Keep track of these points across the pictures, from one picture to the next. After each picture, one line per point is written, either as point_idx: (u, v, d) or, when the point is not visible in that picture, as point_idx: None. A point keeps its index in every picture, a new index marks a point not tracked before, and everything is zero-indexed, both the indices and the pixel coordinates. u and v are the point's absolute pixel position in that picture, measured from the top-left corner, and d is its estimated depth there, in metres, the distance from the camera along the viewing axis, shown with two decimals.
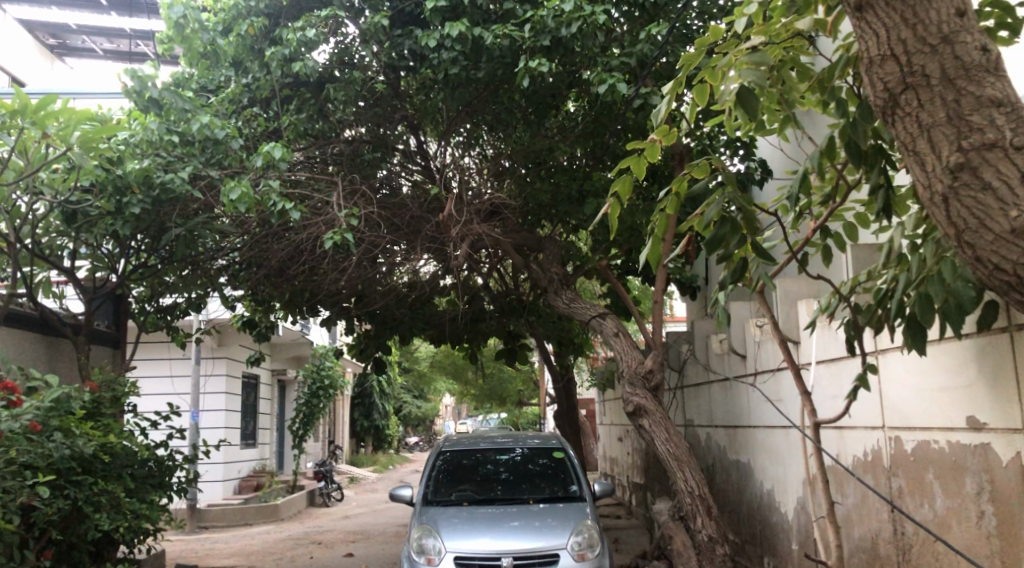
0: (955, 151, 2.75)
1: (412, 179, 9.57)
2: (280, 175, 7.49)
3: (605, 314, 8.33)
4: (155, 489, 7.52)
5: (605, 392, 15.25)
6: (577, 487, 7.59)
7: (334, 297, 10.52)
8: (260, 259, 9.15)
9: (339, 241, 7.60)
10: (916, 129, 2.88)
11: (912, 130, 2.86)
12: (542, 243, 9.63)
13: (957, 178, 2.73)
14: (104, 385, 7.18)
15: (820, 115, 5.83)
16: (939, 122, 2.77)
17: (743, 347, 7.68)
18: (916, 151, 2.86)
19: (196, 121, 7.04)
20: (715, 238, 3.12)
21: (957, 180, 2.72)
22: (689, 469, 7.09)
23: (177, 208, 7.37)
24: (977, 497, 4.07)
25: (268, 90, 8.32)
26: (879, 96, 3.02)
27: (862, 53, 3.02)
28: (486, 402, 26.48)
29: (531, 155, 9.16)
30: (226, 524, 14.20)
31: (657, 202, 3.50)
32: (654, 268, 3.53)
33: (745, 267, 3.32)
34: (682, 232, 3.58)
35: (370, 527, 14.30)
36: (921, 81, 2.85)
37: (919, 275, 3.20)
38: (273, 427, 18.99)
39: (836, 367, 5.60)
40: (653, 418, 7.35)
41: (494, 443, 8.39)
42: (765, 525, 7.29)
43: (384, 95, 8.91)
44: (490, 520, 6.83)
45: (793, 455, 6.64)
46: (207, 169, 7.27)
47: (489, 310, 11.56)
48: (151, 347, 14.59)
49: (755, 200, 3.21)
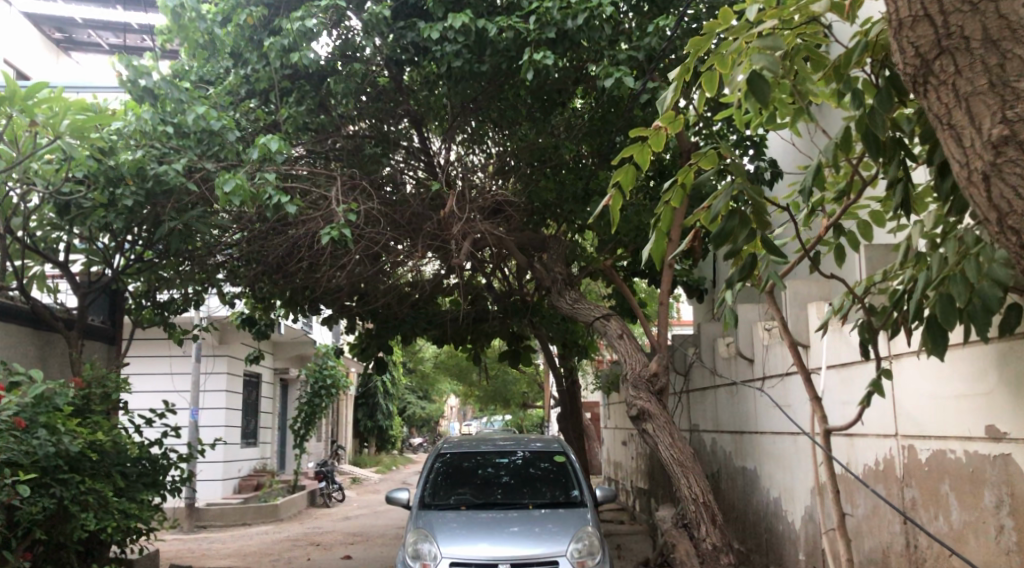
0: (999, 124, 2.27)
1: (416, 176, 9.39)
2: (277, 168, 7.33)
3: (609, 315, 8.13)
4: (147, 488, 7.35)
5: (609, 395, 15.05)
6: (578, 492, 7.39)
7: (335, 295, 10.35)
8: (259, 255, 8.98)
9: (336, 237, 7.43)
10: (952, 101, 2.41)
11: (949, 100, 2.39)
12: (546, 243, 9.46)
13: (1000, 155, 2.24)
14: (95, 381, 7.03)
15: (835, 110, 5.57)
16: (982, 92, 2.30)
17: (750, 350, 7.46)
18: (953, 127, 2.39)
19: (192, 112, 6.89)
20: (721, 233, 2.91)
21: (999, 157, 2.24)
22: (693, 476, 6.88)
23: (172, 202, 7.21)
24: (996, 511, 3.85)
25: (268, 82, 8.15)
26: (910, 66, 2.56)
27: (890, 16, 2.58)
28: (490, 404, 26.31)
29: (535, 152, 9.00)
30: (225, 524, 14.06)
31: (662, 193, 3.30)
32: (657, 266, 3.33)
33: (753, 265, 3.12)
34: (688, 226, 3.39)
35: (370, 528, 14.13)
36: (959, 44, 2.39)
37: (939, 274, 2.98)
38: (275, 426, 18.85)
39: (848, 372, 5.39)
40: (657, 422, 7.14)
41: (495, 446, 8.20)
42: (772, 533, 7.07)
43: (387, 90, 8.82)
44: (488, 525, 6.64)
45: (801, 463, 6.42)
46: (201, 161, 7.11)
47: (493, 310, 11.38)
48: (150, 344, 14.42)
49: (765, 193, 3.01)
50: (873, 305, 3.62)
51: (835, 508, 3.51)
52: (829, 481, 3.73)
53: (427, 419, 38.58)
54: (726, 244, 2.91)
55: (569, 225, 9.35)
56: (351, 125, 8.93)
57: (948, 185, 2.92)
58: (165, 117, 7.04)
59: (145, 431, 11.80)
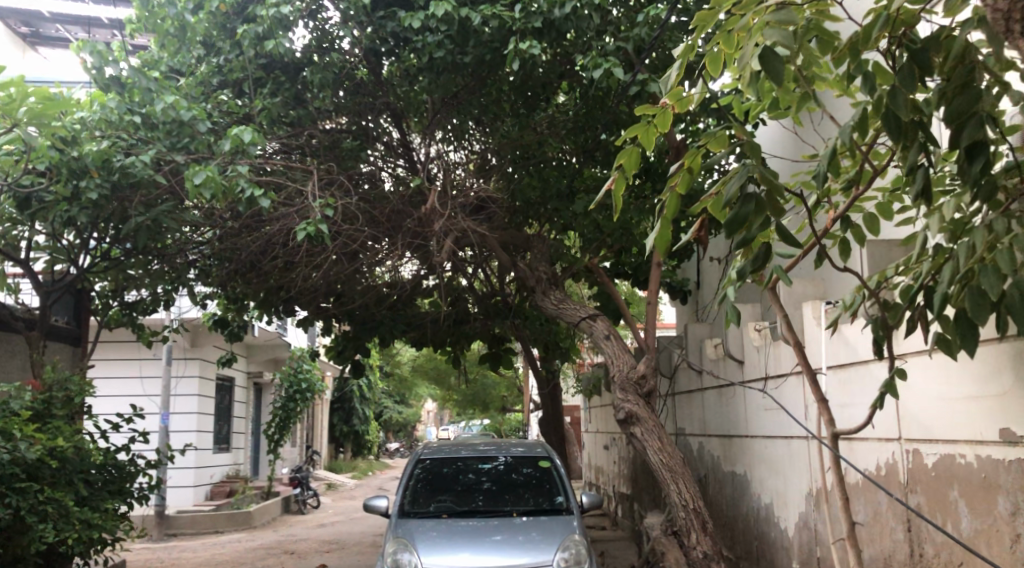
0: None
1: (395, 173, 9.10)
2: (250, 161, 7.01)
3: (595, 315, 7.88)
4: (111, 496, 6.96)
5: (591, 398, 14.82)
6: (563, 498, 7.14)
7: (311, 295, 10.02)
8: (233, 252, 8.65)
9: (312, 232, 7.10)
10: None
11: None
12: (529, 242, 9.21)
13: None
14: (56, 384, 6.66)
15: (845, 98, 5.35)
16: None
17: (740, 352, 7.27)
18: None
19: (160, 101, 6.55)
20: (733, 218, 2.68)
21: None
22: (683, 481, 6.66)
23: (139, 195, 6.84)
24: (1012, 519, 3.66)
25: (242, 72, 7.91)
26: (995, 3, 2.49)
27: None
28: (469, 408, 25.99)
29: (518, 149, 8.74)
30: (196, 532, 13.64)
31: (666, 179, 3.07)
32: (662, 257, 3.10)
33: (768, 255, 2.89)
34: (693, 214, 3.15)
35: (346, 536, 13.76)
36: None
37: (967, 264, 2.77)
38: (248, 431, 18.40)
39: (849, 373, 5.21)
40: (645, 426, 6.92)
41: (476, 451, 7.91)
42: (762, 541, 6.87)
43: (366, 83, 8.58)
44: (471, 533, 6.36)
45: (795, 467, 6.22)
46: (170, 154, 6.75)
47: (473, 312, 11.08)
48: (117, 347, 13.97)
49: (781, 177, 2.77)
50: (889, 300, 3.42)
51: (846, 518, 3.28)
52: (836, 487, 3.51)
53: (404, 424, 38.16)
54: (739, 232, 2.68)
55: (552, 224, 9.02)
56: (328, 123, 8.60)
57: (979, 168, 2.70)
58: (133, 106, 6.72)
59: (111, 437, 11.38)
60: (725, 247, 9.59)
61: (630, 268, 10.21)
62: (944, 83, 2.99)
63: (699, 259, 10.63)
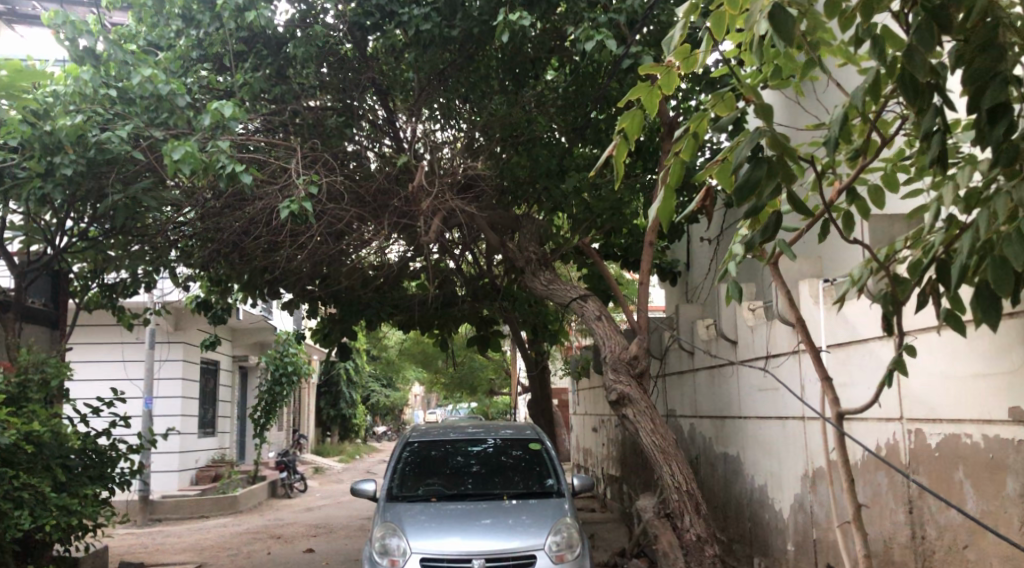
0: None
1: (381, 152, 8.87)
2: (232, 137, 6.78)
3: (586, 296, 7.71)
4: (92, 482, 6.78)
5: (579, 380, 14.75)
6: (554, 481, 7.03)
7: (295, 277, 9.83)
8: (215, 233, 8.45)
9: (297, 211, 6.89)
10: None
11: None
12: (519, 222, 9.01)
13: None
14: (32, 367, 6.46)
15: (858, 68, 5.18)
16: None
17: (733, 332, 7.18)
18: None
19: (137, 73, 6.26)
20: (744, 183, 2.53)
21: None
22: (677, 464, 6.56)
23: (115, 172, 6.57)
24: (1020, 500, 3.59)
25: (221, 46, 7.63)
26: None
27: None
28: (456, 391, 25.90)
29: (506, 126, 8.55)
30: (181, 517, 13.47)
31: (669, 144, 2.91)
32: (665, 226, 2.94)
33: (778, 224, 2.75)
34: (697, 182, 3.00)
35: (333, 520, 13.65)
36: None
37: (986, 234, 2.67)
38: (233, 415, 18.20)
39: (848, 351, 5.12)
40: (638, 407, 6.79)
41: (465, 434, 7.77)
42: (756, 522, 6.81)
43: (350, 60, 8.39)
44: (461, 517, 6.24)
45: (790, 449, 6.13)
46: (148, 129, 6.50)
47: (461, 294, 10.92)
48: (97, 331, 13.69)
49: (794, 139, 2.63)
50: (897, 274, 3.31)
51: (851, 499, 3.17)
52: (838, 465, 3.40)
53: (390, 407, 38.07)
54: (750, 197, 2.53)
55: (542, 204, 8.82)
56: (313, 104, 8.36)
57: (1000, 133, 2.59)
58: (108, 78, 6.42)
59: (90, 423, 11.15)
60: (716, 228, 9.47)
61: (621, 249, 10.09)
62: (961, 45, 2.86)
63: (689, 240, 10.52)
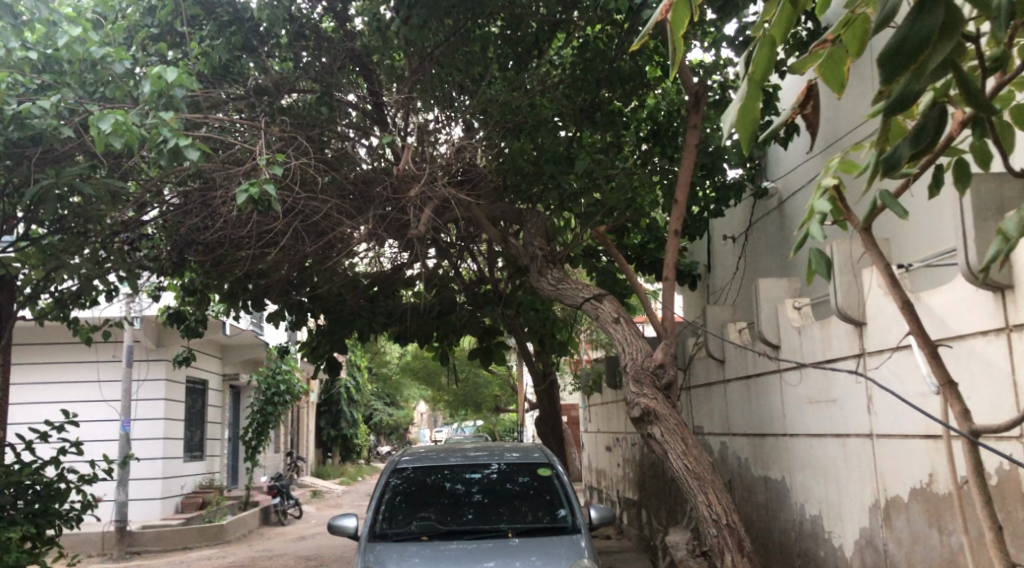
0: None
1: (371, 145, 7.73)
2: (180, 112, 5.73)
3: (602, 295, 6.57)
4: (27, 521, 5.75)
5: (590, 396, 13.65)
6: (566, 512, 5.96)
7: (275, 284, 8.82)
8: (182, 230, 7.49)
9: (258, 196, 5.85)
10: None
11: None
12: (522, 216, 7.79)
13: None
14: None
15: None
16: None
17: (775, 337, 6.10)
18: None
19: (63, 33, 5.22)
20: (895, 47, 1.53)
21: None
22: (714, 491, 5.47)
23: (44, 151, 5.57)
24: None
25: (175, 8, 6.73)
26: None
27: None
28: (462, 409, 24.84)
29: (505, 109, 7.53)
30: (162, 549, 12.36)
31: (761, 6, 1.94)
32: (745, 140, 1.99)
33: (942, 122, 1.78)
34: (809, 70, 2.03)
35: (325, 551, 12.53)
36: None
37: None
38: (224, 438, 17.12)
39: (939, 352, 4.09)
40: (666, 424, 5.70)
41: (465, 457, 6.69)
42: (809, 560, 5.73)
43: (330, 36, 7.63)
44: (457, 559, 5.16)
45: (853, 473, 5.07)
46: (83, 103, 5.55)
47: (460, 302, 9.88)
48: (69, 351, 12.69)
49: None
50: None
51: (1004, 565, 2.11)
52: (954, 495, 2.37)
53: (394, 426, 37.16)
54: (907, 70, 1.55)
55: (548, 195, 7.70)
56: (288, 91, 7.44)
57: None
58: (33, 43, 5.49)
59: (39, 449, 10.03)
60: (741, 223, 8.55)
61: (634, 248, 9.07)
62: None
63: (710, 239, 9.53)
